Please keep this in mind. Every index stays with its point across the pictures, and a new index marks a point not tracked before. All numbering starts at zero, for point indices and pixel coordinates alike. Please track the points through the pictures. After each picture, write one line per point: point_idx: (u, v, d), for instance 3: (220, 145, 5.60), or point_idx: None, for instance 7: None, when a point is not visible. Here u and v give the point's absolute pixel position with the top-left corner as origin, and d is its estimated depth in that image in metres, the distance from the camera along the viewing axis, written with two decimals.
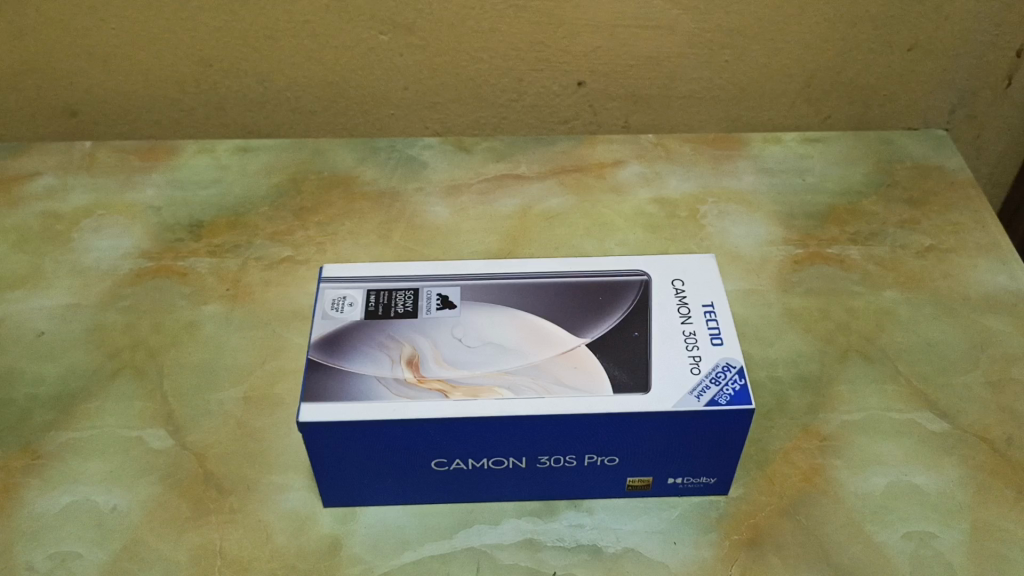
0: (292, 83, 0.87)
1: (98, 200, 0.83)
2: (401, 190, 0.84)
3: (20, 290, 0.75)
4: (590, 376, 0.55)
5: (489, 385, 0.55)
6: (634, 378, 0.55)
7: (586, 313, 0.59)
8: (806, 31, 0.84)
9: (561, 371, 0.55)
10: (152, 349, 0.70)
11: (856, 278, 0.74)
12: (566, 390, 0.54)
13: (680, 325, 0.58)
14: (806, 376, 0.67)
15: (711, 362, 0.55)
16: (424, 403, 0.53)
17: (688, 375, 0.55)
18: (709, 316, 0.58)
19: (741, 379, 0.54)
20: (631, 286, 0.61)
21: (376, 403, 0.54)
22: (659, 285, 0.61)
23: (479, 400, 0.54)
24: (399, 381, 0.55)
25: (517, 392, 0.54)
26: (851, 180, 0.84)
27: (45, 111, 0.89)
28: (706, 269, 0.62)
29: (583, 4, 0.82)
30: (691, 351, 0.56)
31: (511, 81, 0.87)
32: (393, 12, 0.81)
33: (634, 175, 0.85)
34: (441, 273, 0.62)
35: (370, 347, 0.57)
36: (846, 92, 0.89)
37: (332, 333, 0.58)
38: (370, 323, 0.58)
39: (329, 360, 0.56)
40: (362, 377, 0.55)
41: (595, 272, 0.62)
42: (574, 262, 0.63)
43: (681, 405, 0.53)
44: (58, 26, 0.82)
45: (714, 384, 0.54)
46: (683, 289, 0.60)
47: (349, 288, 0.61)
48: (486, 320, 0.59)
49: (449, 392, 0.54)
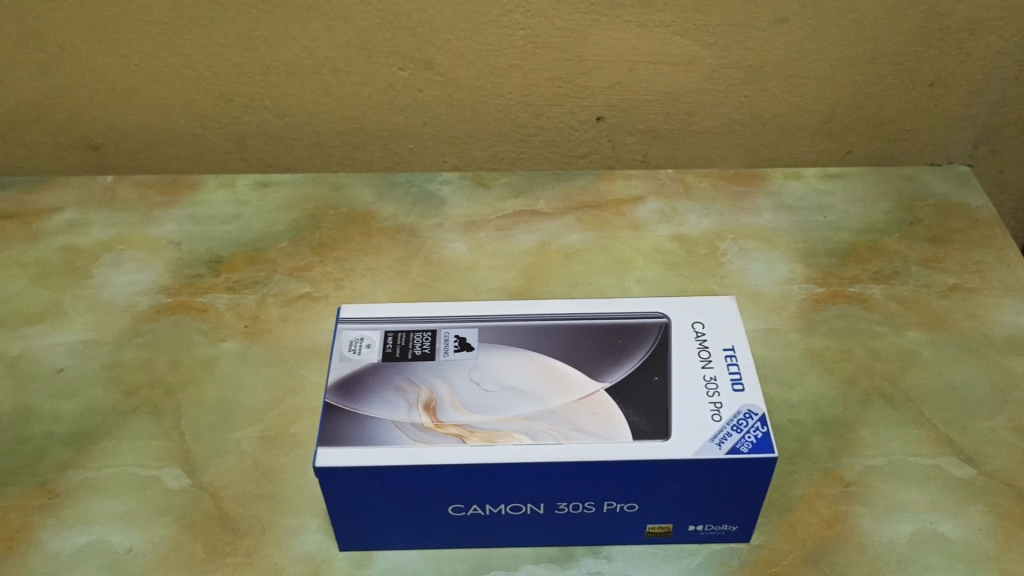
0: (311, 118, 0.87)
1: (118, 235, 0.84)
2: (419, 225, 0.84)
3: (40, 325, 0.76)
4: (609, 421, 0.55)
5: (507, 431, 0.54)
6: (654, 425, 0.54)
7: (605, 356, 0.58)
8: (827, 67, 0.84)
9: (580, 416, 0.55)
10: (169, 386, 0.70)
11: (878, 318, 0.73)
12: (585, 436, 0.54)
13: (700, 369, 0.57)
14: (828, 419, 0.66)
15: (733, 409, 0.55)
16: (441, 448, 0.53)
17: (710, 422, 0.54)
18: (730, 360, 0.58)
19: (763, 427, 0.54)
20: (650, 328, 0.60)
21: (393, 448, 0.53)
22: (678, 328, 0.60)
23: (497, 446, 0.53)
24: (416, 426, 0.54)
25: (536, 438, 0.53)
26: (872, 218, 0.83)
27: (67, 146, 0.89)
28: (726, 311, 0.61)
29: (601, 40, 0.82)
30: (711, 397, 0.55)
31: (530, 117, 0.87)
32: (413, 48, 0.82)
33: (652, 211, 0.84)
34: (459, 314, 0.62)
35: (386, 390, 0.57)
36: (867, 127, 0.89)
37: (348, 375, 0.57)
38: (387, 366, 0.58)
39: (346, 404, 0.56)
40: (378, 420, 0.55)
41: (614, 313, 0.62)
42: (593, 304, 0.62)
43: (702, 453, 0.52)
44: (82, 62, 0.83)
45: (735, 431, 0.53)
46: (703, 332, 0.60)
47: (366, 328, 0.61)
48: (504, 362, 0.58)
49: (467, 437, 0.54)
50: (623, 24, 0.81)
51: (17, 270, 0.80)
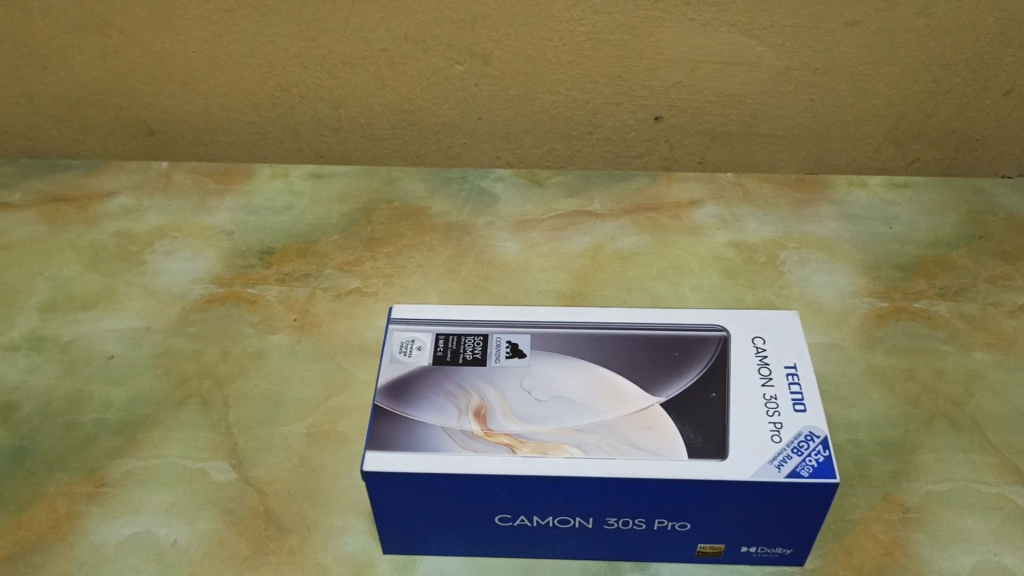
0: (365, 110, 0.86)
1: (173, 222, 0.84)
2: (472, 223, 0.83)
3: (93, 310, 0.76)
4: (664, 437, 0.53)
5: (558, 442, 0.53)
6: (710, 443, 0.52)
7: (662, 369, 0.57)
8: (897, 71, 0.81)
9: (634, 431, 0.53)
10: (217, 378, 0.70)
11: (944, 337, 0.71)
12: (638, 452, 0.52)
13: (760, 387, 0.55)
14: (889, 441, 0.64)
15: (793, 431, 0.53)
16: (492, 458, 0.52)
17: (769, 443, 0.52)
18: (792, 379, 0.56)
19: (825, 451, 0.52)
20: (709, 342, 0.58)
21: (441, 455, 0.52)
22: (738, 342, 0.58)
23: (548, 458, 0.52)
24: (466, 433, 0.53)
25: (587, 452, 0.52)
26: (939, 232, 0.81)
27: (124, 131, 0.89)
28: (789, 327, 0.59)
29: (664, 38, 0.80)
30: (771, 416, 0.54)
31: (587, 114, 0.85)
32: (471, 42, 0.80)
33: (710, 216, 0.83)
34: (511, 319, 0.60)
35: (436, 395, 0.56)
36: (937, 135, 0.85)
37: (398, 377, 0.57)
38: (437, 369, 0.57)
39: (394, 407, 0.55)
40: (427, 426, 0.54)
41: (672, 324, 0.60)
42: (649, 314, 0.61)
43: (760, 475, 0.51)
44: (141, 48, 0.83)
45: (796, 454, 0.52)
46: (763, 348, 0.58)
47: (417, 330, 0.60)
48: (557, 371, 0.57)
49: (517, 447, 0.53)
50: (688, 22, 0.79)
51: (72, 254, 0.81)
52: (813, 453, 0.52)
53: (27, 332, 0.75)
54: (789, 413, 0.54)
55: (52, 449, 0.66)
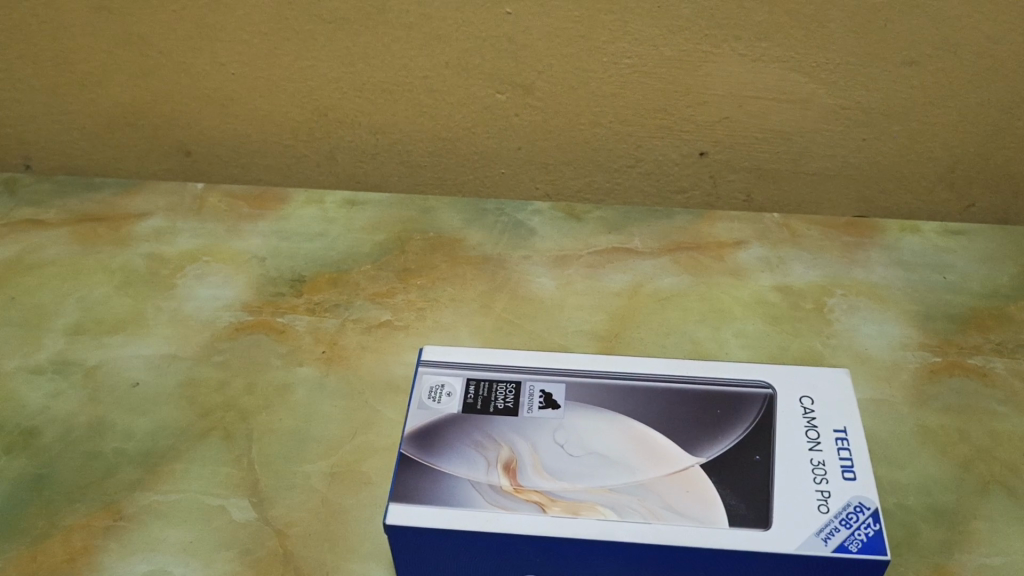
0: (403, 136, 0.84)
1: (205, 246, 0.83)
2: (507, 257, 0.81)
3: (120, 335, 0.75)
4: (704, 502, 0.50)
5: (591, 502, 0.50)
6: (752, 511, 0.50)
7: (703, 427, 0.54)
8: (956, 113, 0.78)
9: (671, 493, 0.51)
10: (242, 410, 0.68)
11: (1000, 396, 0.67)
12: (675, 517, 0.49)
13: (807, 451, 0.53)
14: (940, 507, 0.60)
15: (841, 501, 0.50)
16: (520, 516, 0.49)
17: (815, 513, 0.49)
18: (842, 444, 0.53)
19: (875, 524, 0.49)
20: (753, 400, 0.56)
21: (468, 511, 0.50)
22: (784, 402, 0.55)
23: (580, 519, 0.49)
24: (494, 488, 0.51)
25: (622, 514, 0.50)
26: (994, 283, 0.77)
27: (160, 150, 0.88)
28: (839, 387, 0.56)
29: (713, 72, 0.77)
30: (819, 484, 0.51)
31: (629, 147, 0.83)
32: (514, 72, 0.79)
33: (754, 258, 0.80)
34: (546, 367, 0.58)
35: (464, 445, 0.53)
36: (995, 180, 0.82)
37: (425, 425, 0.54)
38: (466, 418, 0.55)
39: (420, 455, 0.53)
40: (454, 479, 0.51)
41: (714, 379, 0.57)
42: (692, 367, 0.58)
43: (805, 548, 0.48)
44: (180, 68, 0.82)
45: (844, 526, 0.49)
46: (811, 409, 0.55)
47: (447, 375, 0.57)
48: (592, 425, 0.55)
49: (547, 506, 0.50)
50: (738, 57, 0.76)
51: (103, 276, 0.81)
52: (862, 525, 0.49)
53: (53, 355, 0.74)
54: (838, 482, 0.51)
55: (71, 479, 0.64)
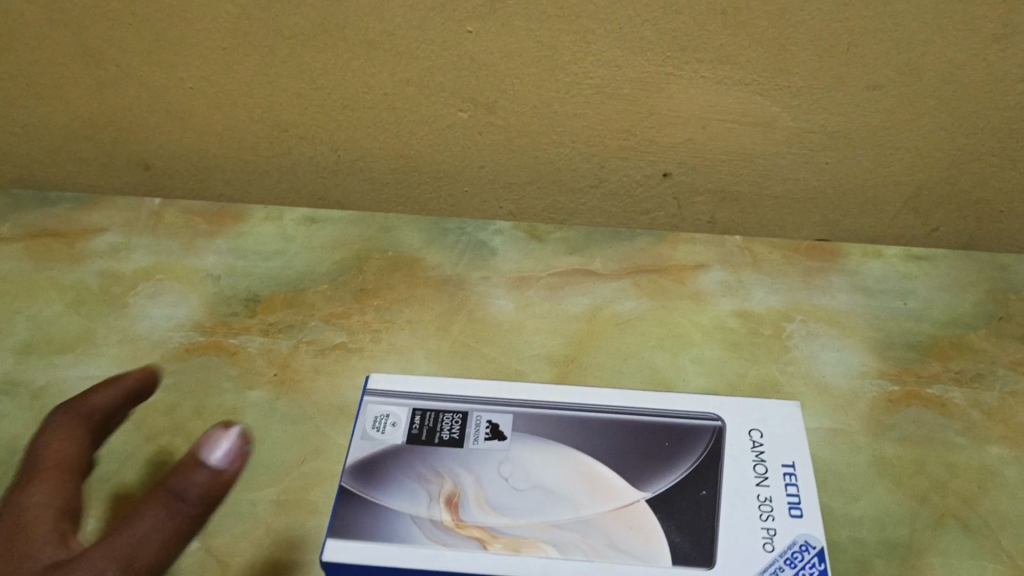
0: (364, 153, 0.83)
1: (159, 263, 0.83)
2: (466, 277, 0.80)
3: (70, 354, 0.74)
4: (647, 538, 0.52)
5: (533, 539, 0.52)
6: (697, 550, 0.52)
7: (648, 460, 0.56)
8: (920, 138, 0.77)
9: (616, 530, 0.52)
10: (190, 434, 0.67)
11: (957, 428, 0.67)
12: (617, 555, 0.51)
13: (756, 487, 0.55)
14: (894, 542, 0.59)
15: (788, 539, 0.52)
16: (461, 553, 0.51)
17: (761, 552, 0.51)
18: (790, 479, 0.55)
19: (820, 563, 0.51)
20: (703, 433, 0.58)
21: (410, 548, 0.51)
22: (734, 434, 0.58)
23: (521, 557, 0.51)
24: (436, 523, 0.53)
25: (564, 551, 0.51)
26: (955, 310, 0.77)
27: (119, 164, 0.87)
28: (789, 421, 0.58)
29: (676, 95, 0.76)
30: (765, 521, 0.53)
31: (593, 167, 0.82)
32: (475, 90, 0.78)
33: (715, 282, 0.79)
34: (494, 398, 0.60)
35: (407, 477, 0.55)
36: (958, 206, 0.81)
37: (368, 457, 0.56)
38: (410, 450, 0.56)
39: (363, 489, 0.54)
40: (396, 514, 0.53)
41: (661, 411, 0.59)
42: (640, 398, 0.60)
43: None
44: (138, 82, 0.81)
45: (789, 566, 0.51)
46: (760, 442, 0.57)
47: (392, 405, 0.59)
48: (537, 457, 0.56)
49: (489, 542, 0.52)
50: (700, 80, 0.75)
51: (55, 293, 0.79)
52: (806, 565, 0.51)
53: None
54: (784, 520, 0.53)
55: None
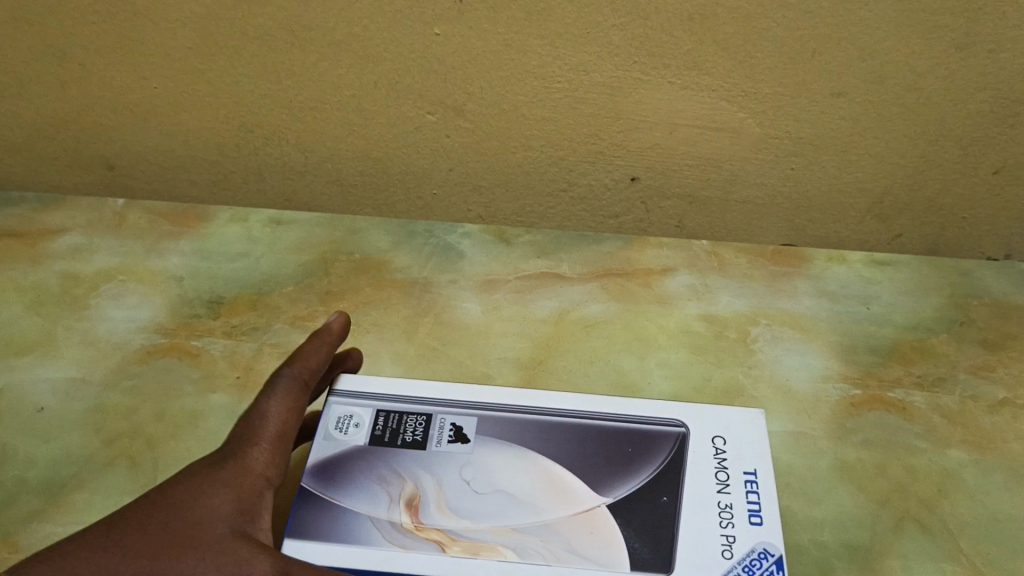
0: (331, 155, 0.83)
1: (122, 264, 0.82)
2: (434, 280, 0.80)
3: (28, 356, 0.73)
4: (609, 547, 0.52)
5: (492, 542, 0.52)
6: (655, 555, 0.52)
7: (611, 465, 0.56)
8: (884, 144, 0.78)
9: (575, 536, 0.53)
10: (149, 438, 0.66)
11: (919, 431, 0.67)
12: (576, 559, 0.52)
13: (717, 494, 0.55)
14: (854, 545, 0.60)
15: (746, 546, 0.52)
16: (419, 556, 0.51)
17: (719, 559, 0.52)
18: (750, 486, 0.55)
19: (777, 570, 0.51)
20: (667, 438, 0.58)
21: (368, 550, 0.52)
22: (696, 441, 0.58)
23: (479, 560, 0.51)
24: (396, 527, 0.53)
25: (522, 555, 0.52)
26: (918, 315, 0.78)
27: (81, 164, 0.86)
28: (752, 428, 0.58)
29: (643, 99, 0.76)
30: (725, 529, 0.53)
31: (562, 171, 0.82)
32: (443, 93, 0.77)
33: (682, 286, 0.80)
34: (459, 399, 0.60)
35: (369, 481, 0.55)
36: (922, 212, 0.82)
37: (330, 457, 0.56)
38: (373, 452, 0.57)
39: (323, 491, 0.55)
40: (356, 517, 0.53)
41: (625, 415, 0.59)
42: (603, 403, 0.60)
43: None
44: (102, 81, 0.80)
45: (746, 573, 0.51)
46: (722, 449, 0.57)
47: (356, 406, 0.59)
48: (500, 461, 0.56)
49: (447, 545, 0.52)
50: (667, 85, 0.75)
51: (15, 294, 0.78)
52: (764, 571, 0.51)
53: None
54: (744, 527, 0.53)
55: None
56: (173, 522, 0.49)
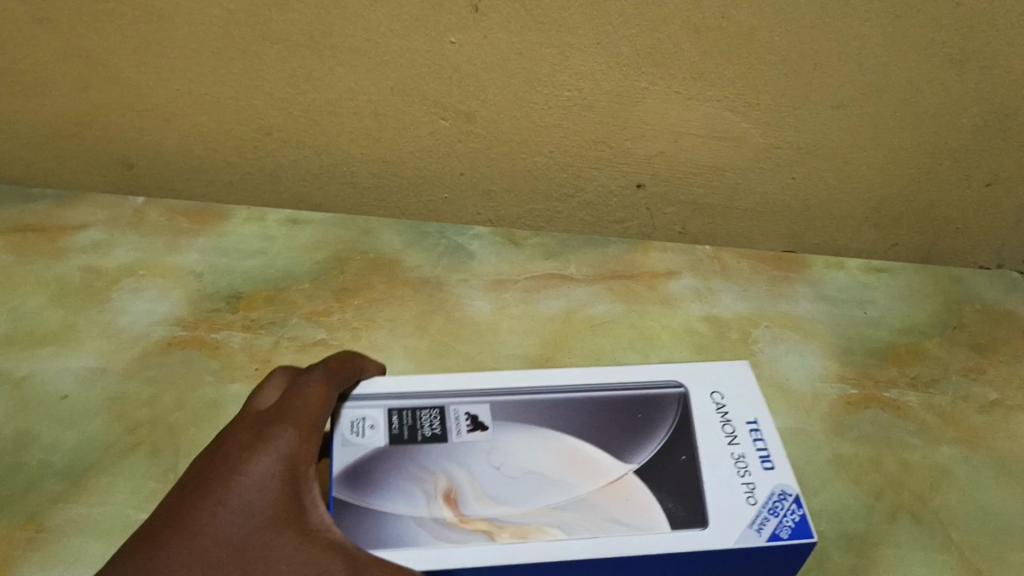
0: (347, 157, 0.85)
1: (141, 259, 0.84)
2: (445, 279, 0.83)
3: (51, 346, 0.75)
4: (640, 508, 0.53)
5: (538, 524, 0.52)
6: (687, 512, 0.52)
7: (624, 432, 0.57)
8: (881, 155, 0.80)
9: (612, 506, 0.53)
10: (170, 425, 0.69)
11: (912, 428, 0.70)
12: (618, 527, 0.51)
13: (728, 447, 0.56)
14: (850, 535, 0.62)
15: (766, 491, 0.53)
16: (471, 546, 0.50)
17: (744, 505, 0.53)
18: (755, 436, 0.57)
19: (799, 509, 0.52)
20: (670, 401, 0.59)
21: (417, 548, 0.50)
22: (698, 398, 0.59)
23: (530, 541, 0.50)
24: (441, 522, 0.52)
25: (569, 531, 0.51)
26: (913, 319, 0.82)
27: (103, 162, 0.88)
28: (745, 378, 0.61)
29: (650, 107, 0.78)
30: (743, 478, 0.54)
31: (569, 176, 0.85)
32: (456, 99, 0.79)
33: (686, 288, 0.83)
34: (466, 388, 0.60)
35: (401, 480, 0.54)
36: (917, 222, 0.85)
37: (354, 462, 0.55)
38: (395, 451, 0.56)
39: (355, 497, 0.53)
40: (397, 517, 0.52)
41: (625, 385, 0.61)
42: (602, 376, 0.62)
43: (742, 542, 0.51)
44: (125, 82, 0.82)
45: (773, 515, 0.52)
46: (722, 404, 0.59)
47: (368, 407, 0.58)
48: (523, 445, 0.57)
49: (496, 533, 0.51)
50: (672, 95, 0.77)
51: (37, 287, 0.81)
52: (787, 512, 0.52)
53: None
54: (760, 473, 0.54)
55: None
56: (235, 554, 0.44)
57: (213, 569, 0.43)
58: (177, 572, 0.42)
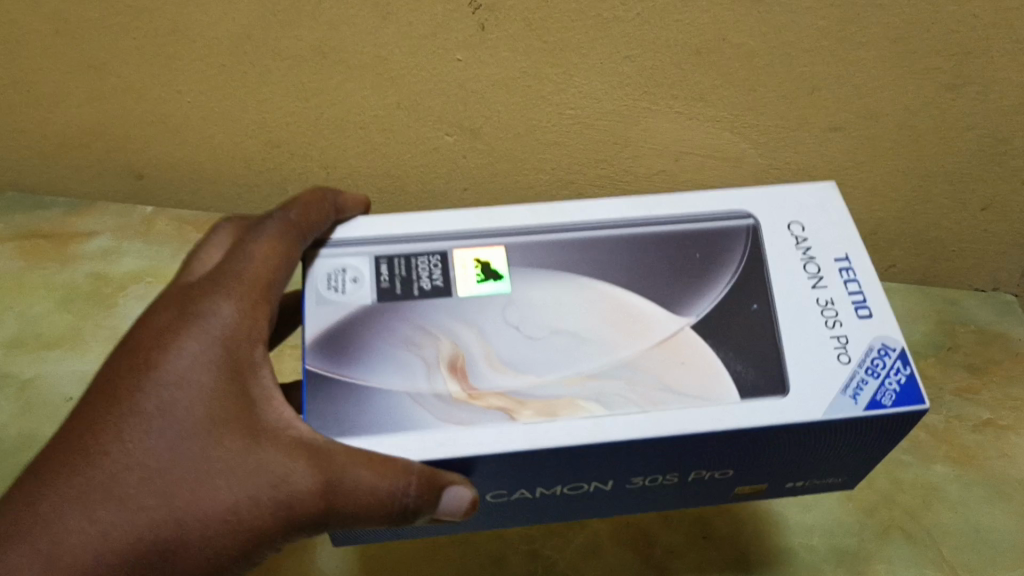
0: (354, 170, 0.87)
1: (149, 267, 0.89)
2: None
3: (57, 350, 0.82)
4: (705, 374, 0.52)
5: (567, 399, 0.51)
6: (764, 378, 0.51)
7: (678, 273, 0.56)
8: (879, 179, 0.82)
9: (666, 372, 0.52)
10: None
11: (906, 447, 0.76)
12: (674, 398, 0.50)
13: (812, 290, 0.54)
14: (842, 549, 0.70)
15: (862, 347, 0.52)
16: (487, 426, 0.49)
17: (839, 365, 0.51)
18: (845, 272, 0.55)
19: (904, 368, 0.50)
20: (737, 234, 0.57)
21: (418, 433, 0.49)
22: (770, 230, 0.57)
23: (559, 420, 0.49)
24: (447, 395, 0.51)
25: (609, 406, 0.50)
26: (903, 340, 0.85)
27: (112, 170, 0.91)
28: (823, 207, 0.58)
29: (651, 126, 0.79)
30: (833, 329, 0.53)
31: (571, 192, 0.88)
32: (460, 116, 0.80)
33: None
34: (467, 229, 0.58)
35: (396, 349, 0.53)
36: (914, 245, 0.87)
37: (337, 324, 0.54)
38: (384, 308, 0.55)
39: (333, 370, 0.52)
40: (389, 394, 0.51)
41: (687, 216, 0.58)
42: (653, 207, 0.59)
43: (835, 409, 0.49)
44: (137, 94, 0.83)
45: (873, 376, 0.50)
46: (802, 236, 0.56)
47: (349, 256, 0.57)
48: (551, 301, 0.55)
49: (518, 411, 0.50)
50: (674, 114, 0.78)
51: (45, 292, 0.87)
52: (889, 370, 0.51)
53: None
54: (853, 325, 0.52)
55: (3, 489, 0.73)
56: (165, 471, 0.48)
57: (146, 488, 0.48)
58: (120, 477, 0.48)
